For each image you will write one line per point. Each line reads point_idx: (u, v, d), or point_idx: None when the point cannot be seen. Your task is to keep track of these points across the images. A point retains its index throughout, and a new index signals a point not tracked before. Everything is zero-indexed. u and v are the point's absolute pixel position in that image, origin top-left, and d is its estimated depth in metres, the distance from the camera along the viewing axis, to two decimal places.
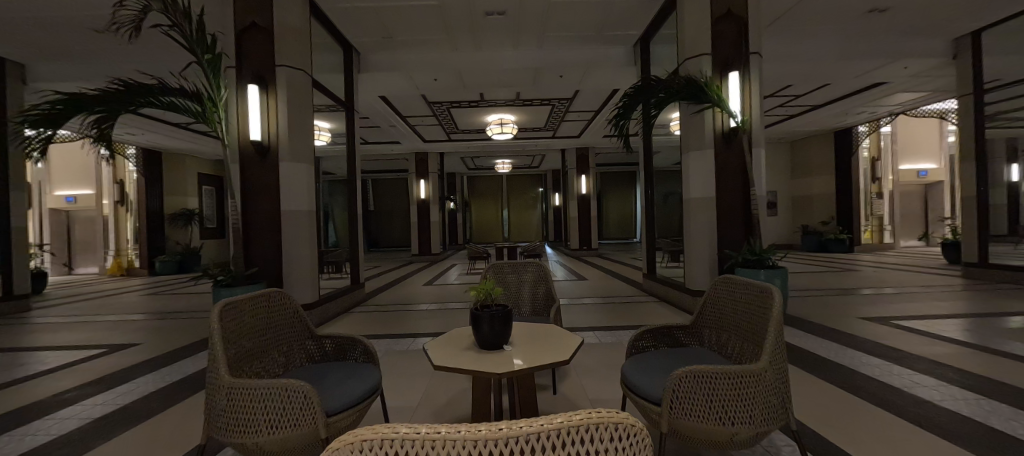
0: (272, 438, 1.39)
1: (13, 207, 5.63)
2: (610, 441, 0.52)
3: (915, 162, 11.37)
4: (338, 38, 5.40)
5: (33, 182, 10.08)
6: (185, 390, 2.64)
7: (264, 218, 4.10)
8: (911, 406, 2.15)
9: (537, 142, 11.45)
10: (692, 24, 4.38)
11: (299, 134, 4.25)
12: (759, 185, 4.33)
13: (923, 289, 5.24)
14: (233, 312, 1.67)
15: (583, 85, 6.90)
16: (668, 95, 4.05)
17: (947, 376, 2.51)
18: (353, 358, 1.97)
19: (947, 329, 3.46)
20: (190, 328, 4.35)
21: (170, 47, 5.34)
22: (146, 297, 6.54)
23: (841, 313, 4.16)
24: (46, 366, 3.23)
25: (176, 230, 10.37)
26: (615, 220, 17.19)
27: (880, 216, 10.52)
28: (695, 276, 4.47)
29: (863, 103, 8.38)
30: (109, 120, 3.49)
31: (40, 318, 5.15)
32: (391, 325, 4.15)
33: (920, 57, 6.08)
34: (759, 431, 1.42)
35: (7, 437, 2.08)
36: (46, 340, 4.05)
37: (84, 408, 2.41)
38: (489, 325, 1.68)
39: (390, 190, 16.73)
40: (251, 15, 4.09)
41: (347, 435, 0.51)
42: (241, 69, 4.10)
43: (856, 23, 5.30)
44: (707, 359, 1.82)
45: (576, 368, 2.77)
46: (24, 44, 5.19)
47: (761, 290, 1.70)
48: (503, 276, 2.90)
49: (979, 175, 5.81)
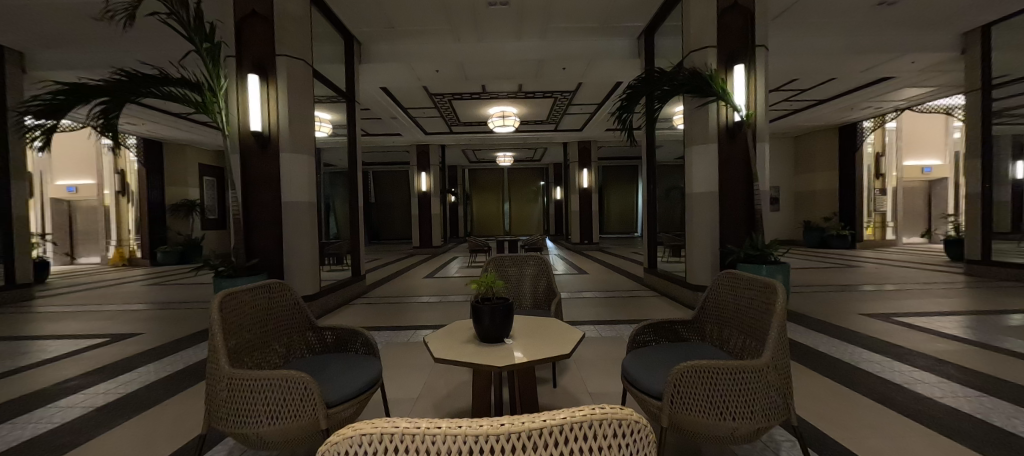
0: (273, 428, 1.40)
1: (14, 197, 5.63)
2: (611, 436, 0.51)
3: (920, 158, 11.23)
4: (339, 29, 5.35)
5: (34, 171, 10.11)
6: (188, 380, 2.66)
7: (265, 209, 4.08)
8: (910, 401, 2.15)
9: (539, 135, 11.39)
10: (697, 16, 4.34)
11: (299, 126, 4.23)
12: (763, 179, 4.29)
13: (924, 286, 5.22)
14: (232, 303, 1.67)
15: (585, 78, 6.83)
16: (672, 88, 4.01)
17: (949, 373, 2.49)
18: (353, 349, 1.98)
19: (948, 326, 3.46)
20: (194, 318, 4.39)
21: (169, 35, 5.29)
22: (148, 287, 6.57)
23: (841, 309, 4.15)
24: (49, 355, 3.24)
25: (177, 221, 10.39)
26: (616, 214, 17.16)
27: (883, 213, 10.39)
28: (696, 271, 4.46)
29: (867, 98, 8.30)
30: (111, 110, 3.45)
31: (42, 307, 5.17)
32: (391, 317, 4.16)
33: (929, 52, 5.99)
34: (759, 427, 1.41)
35: (10, 425, 2.10)
36: (49, 328, 4.07)
37: (87, 396, 2.43)
38: (490, 318, 1.67)
39: (390, 183, 16.67)
40: (251, 4, 4.04)
41: (345, 429, 0.49)
42: (241, 58, 4.05)
43: (866, 15, 5.21)
44: (709, 354, 1.80)
45: (576, 362, 2.77)
46: (22, 31, 5.12)
47: (763, 286, 1.69)
48: (504, 270, 2.89)
49: (984, 172, 5.77)
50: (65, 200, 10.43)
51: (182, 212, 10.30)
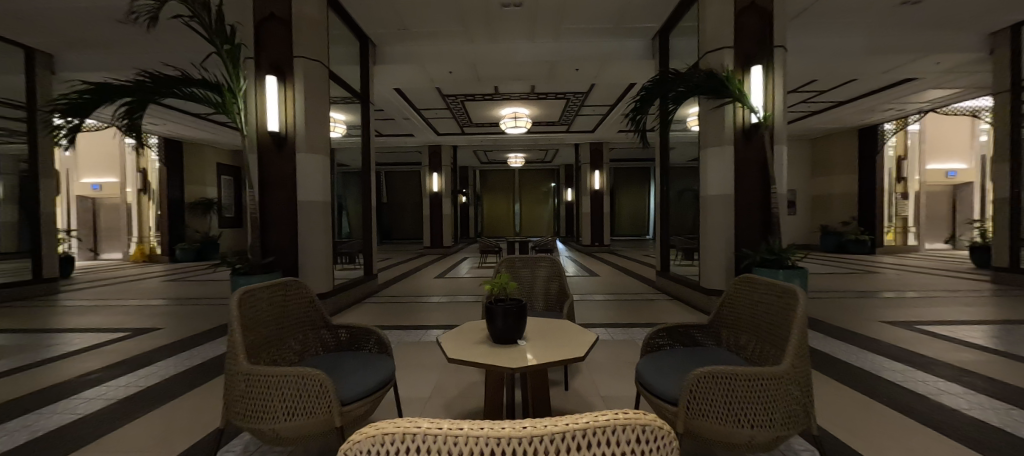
0: (288, 425, 1.41)
1: (42, 194, 5.83)
2: (635, 442, 0.50)
3: (944, 162, 10.94)
4: (355, 30, 5.42)
5: (61, 169, 10.45)
6: (205, 374, 2.71)
7: (281, 208, 4.15)
8: (934, 412, 2.09)
9: (551, 136, 11.35)
10: (714, 16, 4.28)
11: (315, 126, 4.30)
12: (780, 181, 4.21)
13: (947, 294, 5.07)
14: (251, 299, 1.70)
15: (598, 79, 6.80)
16: (686, 89, 3.96)
17: (974, 384, 2.41)
18: (367, 348, 2.00)
19: (973, 336, 3.35)
20: (210, 314, 4.48)
21: (191, 37, 5.41)
22: (167, 283, 6.73)
23: (861, 316, 4.05)
24: (73, 347, 3.33)
25: (195, 219, 10.62)
26: (627, 216, 17.05)
27: (904, 217, 10.22)
28: (711, 274, 4.39)
29: (889, 100, 8.10)
30: (135, 111, 3.54)
31: (67, 300, 5.33)
32: (402, 317, 4.19)
33: (955, 53, 5.83)
34: (779, 435, 1.38)
35: (36, 415, 2.16)
36: (73, 322, 4.19)
37: (110, 389, 2.49)
38: (502, 319, 1.67)
39: (402, 183, 16.80)
40: (270, 7, 4.11)
41: (367, 429, 0.49)
42: (259, 60, 4.11)
43: (889, 14, 5.09)
44: (725, 360, 1.78)
45: (588, 364, 2.75)
46: (51, 33, 5.29)
47: (783, 292, 1.65)
48: (516, 271, 2.88)
49: (1012, 176, 5.57)
50: (89, 197, 10.73)
51: (200, 211, 10.53)
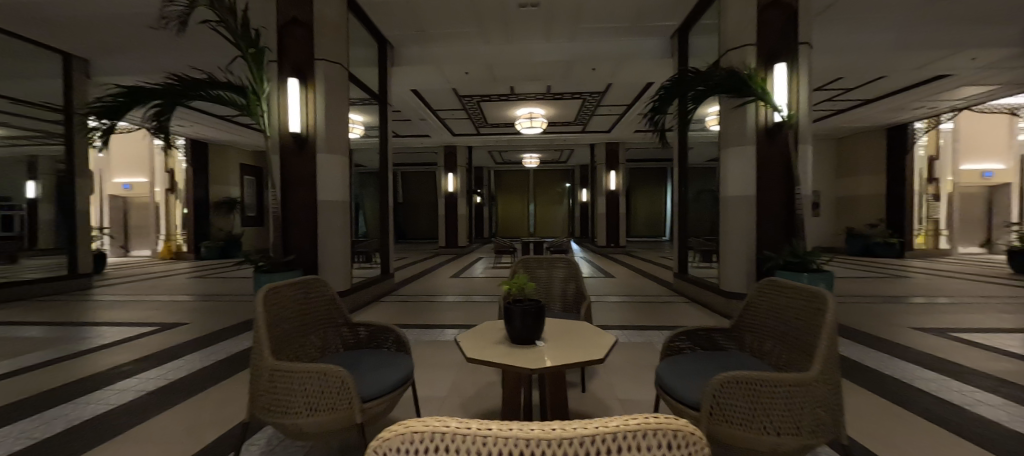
0: (310, 421, 1.44)
1: (78, 193, 6.09)
2: (664, 448, 0.49)
3: (979, 162, 10.51)
4: (374, 33, 5.50)
5: (95, 170, 10.89)
6: (230, 369, 2.79)
7: (302, 207, 4.24)
8: (972, 425, 1.99)
9: (566, 136, 11.31)
10: (735, 14, 4.19)
11: (335, 127, 4.37)
12: (804, 182, 4.09)
13: (982, 300, 4.85)
14: (274, 297, 1.74)
15: (615, 79, 6.74)
16: (707, 88, 3.89)
17: (1014, 396, 2.30)
18: (386, 346, 2.02)
19: (1012, 344, 3.19)
20: (234, 310, 4.60)
21: (217, 41, 5.58)
22: (192, 280, 6.95)
23: (889, 322, 3.90)
24: (106, 341, 3.47)
25: (219, 218, 10.92)
26: (643, 217, 16.84)
27: (936, 220, 9.82)
28: (731, 277, 4.30)
29: (919, 97, 7.80)
30: (165, 113, 3.66)
31: (100, 295, 5.55)
32: (418, 316, 4.22)
33: (992, 48, 5.57)
34: (806, 444, 1.34)
35: (73, 404, 2.26)
36: (105, 316, 4.37)
37: (140, 381, 2.58)
38: (521, 320, 1.67)
39: (418, 184, 16.96)
40: (292, 11, 4.20)
41: (396, 426, 0.49)
42: (281, 62, 4.21)
43: (921, 9, 4.90)
44: (750, 365, 1.73)
45: (605, 367, 2.73)
46: (86, 39, 5.52)
47: (811, 296, 1.60)
48: (533, 271, 2.88)
49: None
50: (121, 197, 11.16)
51: (223, 210, 10.83)
